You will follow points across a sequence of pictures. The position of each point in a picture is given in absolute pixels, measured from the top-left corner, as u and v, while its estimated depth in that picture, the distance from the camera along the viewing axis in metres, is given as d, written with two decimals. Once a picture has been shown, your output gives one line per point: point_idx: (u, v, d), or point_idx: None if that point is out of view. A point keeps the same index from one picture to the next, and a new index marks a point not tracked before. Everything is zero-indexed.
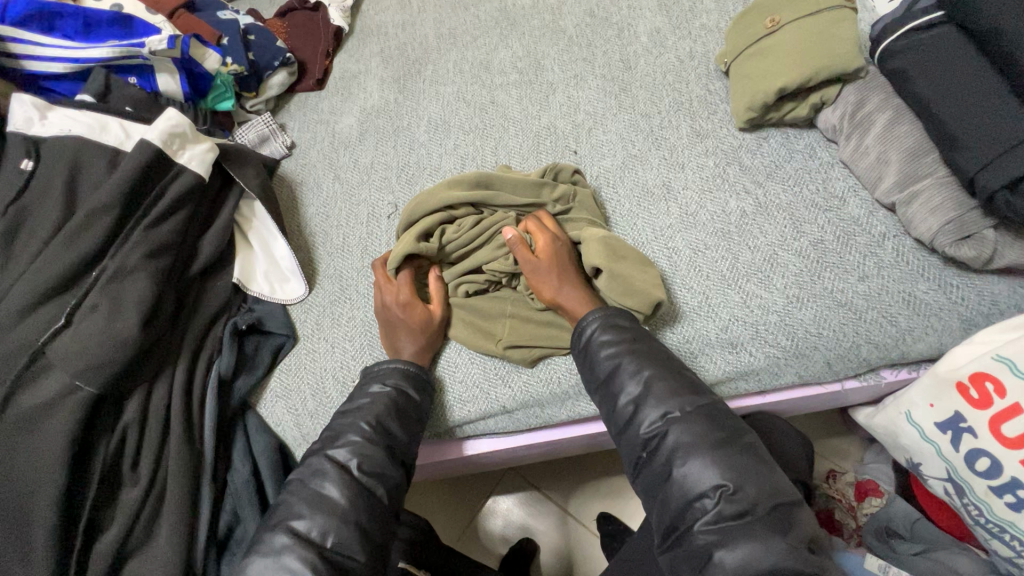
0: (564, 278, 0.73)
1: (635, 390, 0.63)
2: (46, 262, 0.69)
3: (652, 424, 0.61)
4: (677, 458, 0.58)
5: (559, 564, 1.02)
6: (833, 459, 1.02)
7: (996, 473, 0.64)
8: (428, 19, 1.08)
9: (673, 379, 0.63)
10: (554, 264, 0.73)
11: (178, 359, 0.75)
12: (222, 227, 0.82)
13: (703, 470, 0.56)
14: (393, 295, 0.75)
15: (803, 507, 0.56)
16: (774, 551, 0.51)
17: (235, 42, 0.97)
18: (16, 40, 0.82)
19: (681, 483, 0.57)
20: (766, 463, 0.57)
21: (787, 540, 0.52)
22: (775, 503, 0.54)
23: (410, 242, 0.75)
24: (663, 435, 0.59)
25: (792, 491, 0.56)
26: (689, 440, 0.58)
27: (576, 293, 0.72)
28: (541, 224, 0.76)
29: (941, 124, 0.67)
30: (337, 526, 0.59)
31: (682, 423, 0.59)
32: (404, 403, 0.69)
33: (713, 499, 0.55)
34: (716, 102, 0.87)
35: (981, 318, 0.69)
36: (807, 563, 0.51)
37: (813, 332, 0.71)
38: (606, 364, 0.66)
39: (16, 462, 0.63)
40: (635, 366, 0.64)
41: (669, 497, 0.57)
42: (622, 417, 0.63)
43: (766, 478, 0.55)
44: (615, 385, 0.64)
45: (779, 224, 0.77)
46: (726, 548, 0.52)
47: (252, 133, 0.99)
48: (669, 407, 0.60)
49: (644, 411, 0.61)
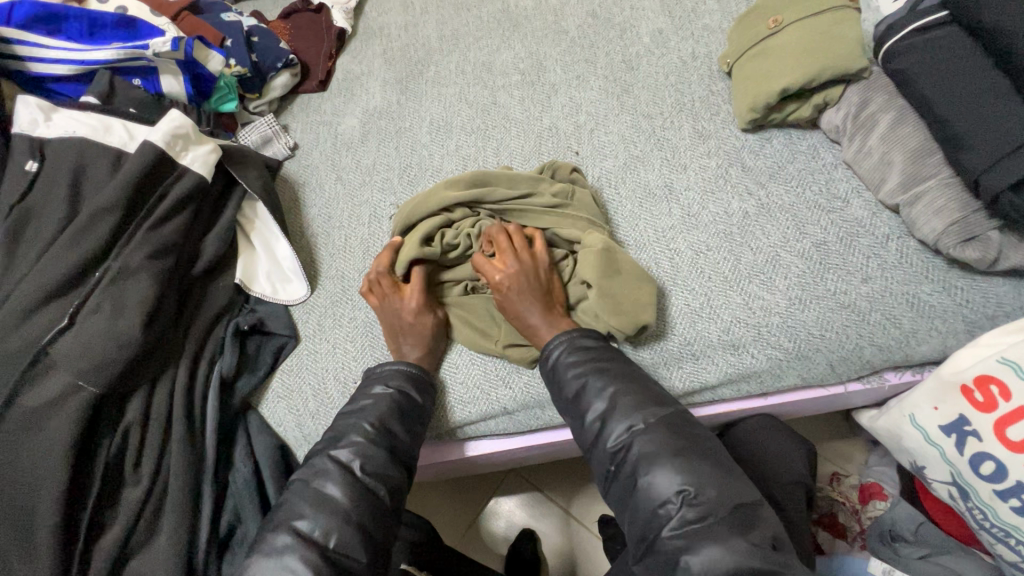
0: (530, 299, 0.71)
1: (602, 406, 0.63)
2: (50, 262, 0.70)
3: (618, 438, 0.60)
4: (642, 468, 0.57)
5: (561, 565, 1.01)
6: (838, 462, 1.01)
7: (1000, 477, 0.63)
8: (431, 20, 1.08)
9: (637, 392, 0.62)
10: (516, 288, 0.71)
11: (181, 359, 0.75)
12: (225, 228, 0.82)
13: (667, 478, 0.56)
14: (405, 301, 0.75)
15: (764, 506, 0.56)
16: (735, 551, 0.51)
17: (239, 43, 0.97)
18: (22, 41, 0.83)
19: (647, 491, 0.56)
20: (727, 466, 0.57)
21: (748, 539, 0.52)
22: (735, 504, 0.54)
23: (415, 247, 0.75)
24: (628, 447, 0.59)
25: (751, 490, 0.56)
26: (652, 450, 0.58)
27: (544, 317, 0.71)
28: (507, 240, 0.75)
29: (946, 125, 0.66)
30: (339, 526, 0.59)
31: (646, 434, 0.59)
32: (406, 404, 0.69)
33: (676, 504, 0.55)
34: (719, 103, 0.87)
35: (986, 321, 0.68)
36: (770, 560, 0.51)
37: (817, 334, 0.70)
38: (572, 382, 0.65)
39: (20, 461, 0.64)
40: (599, 383, 0.64)
41: (638, 506, 0.57)
42: (590, 433, 0.63)
43: (728, 481, 0.56)
44: (583, 403, 0.64)
45: (782, 225, 0.76)
46: (692, 551, 0.52)
47: (255, 134, 0.99)
48: (632, 419, 0.60)
49: (610, 425, 0.61)
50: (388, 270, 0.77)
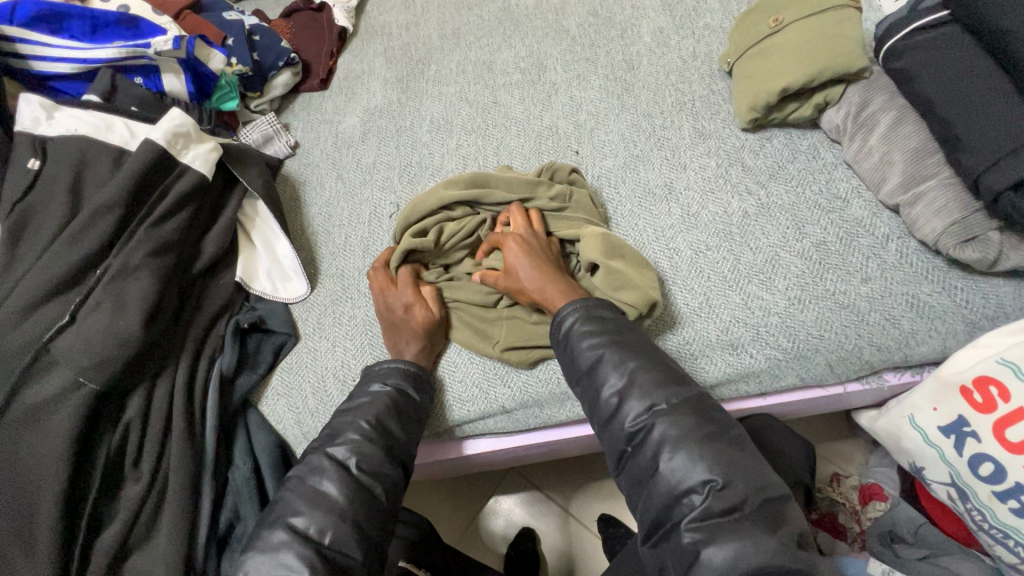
0: (540, 258, 0.72)
1: (619, 382, 0.62)
2: (51, 260, 0.70)
3: (637, 418, 0.60)
4: (664, 451, 0.57)
5: (559, 564, 1.01)
6: (838, 462, 1.01)
7: (1000, 477, 0.63)
8: (432, 19, 1.08)
9: (657, 372, 0.62)
10: (523, 253, 0.72)
11: (180, 356, 0.75)
12: (225, 226, 0.83)
13: (690, 466, 0.56)
14: (397, 296, 0.75)
15: (792, 502, 0.56)
16: (761, 549, 0.51)
17: (240, 42, 0.98)
18: (24, 40, 0.84)
19: (667, 477, 0.56)
20: (755, 457, 0.57)
21: (776, 538, 0.52)
22: (763, 500, 0.54)
23: (408, 239, 0.76)
24: (649, 429, 0.59)
25: (780, 485, 0.56)
26: (676, 434, 0.57)
27: (548, 285, 0.70)
28: (523, 220, 0.77)
29: (947, 124, 0.66)
30: (335, 524, 0.59)
31: (668, 417, 0.59)
32: (404, 403, 0.69)
33: (701, 494, 0.54)
34: (719, 102, 0.87)
35: (986, 321, 0.68)
36: (794, 560, 0.51)
37: (815, 333, 0.70)
38: (587, 355, 0.65)
39: (21, 457, 0.64)
40: (618, 358, 0.63)
41: (655, 491, 0.57)
42: (605, 410, 0.63)
43: (756, 473, 0.55)
44: (598, 377, 0.64)
45: (782, 225, 0.76)
46: (714, 545, 0.52)
47: (256, 133, 0.99)
48: (654, 399, 0.60)
49: (628, 404, 0.61)
50: (384, 267, 0.80)
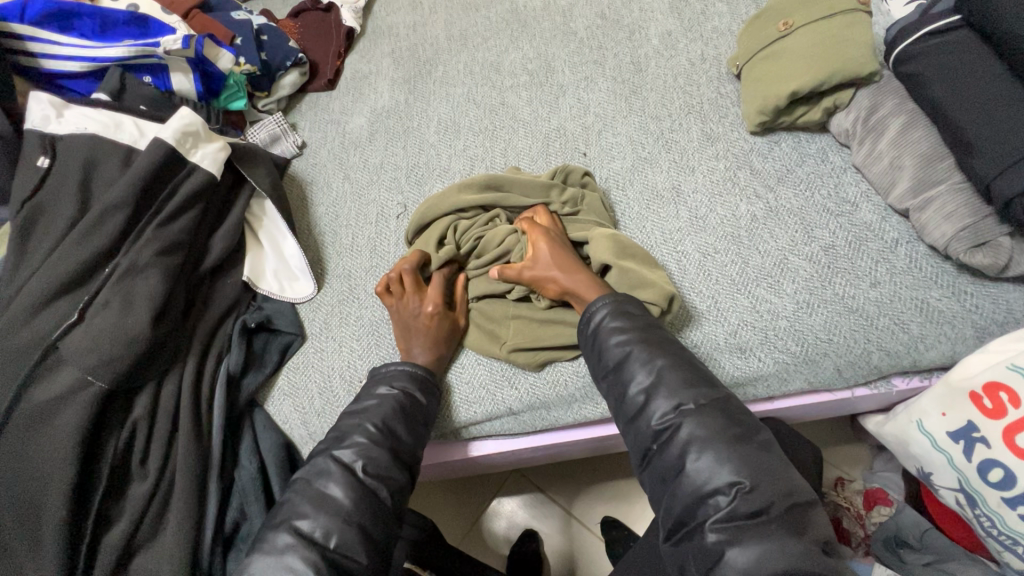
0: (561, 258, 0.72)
1: (647, 379, 0.62)
2: (61, 258, 0.71)
3: (664, 416, 0.60)
4: (691, 450, 0.57)
5: (562, 565, 1.01)
6: (843, 466, 1.01)
7: (1009, 483, 0.62)
8: (440, 20, 1.08)
9: (684, 370, 0.62)
10: (551, 252, 0.73)
11: (188, 354, 0.75)
12: (232, 226, 0.83)
13: (717, 467, 0.55)
14: (425, 303, 0.75)
15: (817, 508, 0.56)
16: (787, 552, 0.51)
17: (248, 42, 0.98)
18: (35, 39, 0.84)
19: (693, 477, 0.56)
20: (780, 462, 0.57)
21: (802, 542, 0.52)
22: (790, 503, 0.54)
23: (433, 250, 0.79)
24: (676, 428, 0.59)
25: (807, 490, 0.56)
26: (704, 433, 0.57)
27: (580, 275, 0.72)
28: (549, 219, 0.78)
29: (958, 129, 0.66)
30: (341, 527, 0.59)
31: (694, 416, 0.59)
32: (411, 407, 0.68)
33: (728, 496, 0.54)
34: (727, 105, 0.87)
35: (996, 327, 0.68)
36: (819, 565, 0.51)
37: (824, 337, 0.70)
38: (616, 351, 0.65)
39: (28, 455, 0.64)
40: (646, 356, 0.63)
41: (680, 490, 0.57)
42: (631, 407, 0.63)
43: (781, 476, 0.55)
44: (625, 373, 0.64)
45: (790, 229, 0.76)
46: (738, 546, 0.52)
47: (264, 132, 0.99)
48: (682, 399, 0.60)
49: (655, 402, 0.61)
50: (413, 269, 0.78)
